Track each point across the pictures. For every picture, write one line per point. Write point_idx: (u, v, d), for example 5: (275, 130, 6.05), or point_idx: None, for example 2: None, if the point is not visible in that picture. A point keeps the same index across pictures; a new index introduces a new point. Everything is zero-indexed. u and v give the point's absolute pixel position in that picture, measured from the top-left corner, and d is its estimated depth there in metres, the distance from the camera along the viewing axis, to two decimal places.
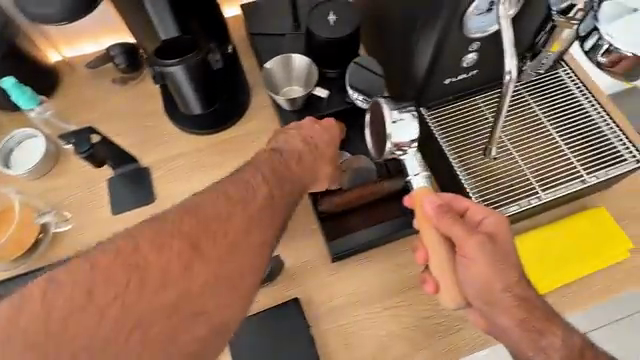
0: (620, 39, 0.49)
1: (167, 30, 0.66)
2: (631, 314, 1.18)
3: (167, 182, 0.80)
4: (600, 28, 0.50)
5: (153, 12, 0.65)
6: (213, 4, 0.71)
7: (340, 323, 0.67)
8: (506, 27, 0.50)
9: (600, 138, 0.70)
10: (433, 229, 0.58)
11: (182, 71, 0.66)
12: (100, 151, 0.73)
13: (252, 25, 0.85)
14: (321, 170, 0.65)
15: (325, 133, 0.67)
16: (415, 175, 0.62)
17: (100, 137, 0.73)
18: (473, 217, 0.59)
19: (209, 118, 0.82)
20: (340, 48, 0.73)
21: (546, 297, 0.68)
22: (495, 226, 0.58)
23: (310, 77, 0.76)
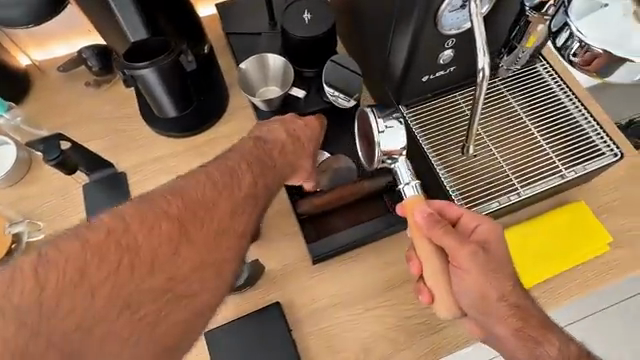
0: (591, 35, 0.48)
1: (136, 31, 0.63)
2: (614, 304, 1.20)
3: (144, 187, 0.79)
4: (571, 24, 0.49)
5: (117, 9, 0.61)
6: (183, 3, 0.69)
7: (322, 326, 0.67)
8: (478, 23, 0.49)
9: (578, 133, 0.70)
10: (426, 240, 0.58)
11: (153, 73, 0.64)
12: (71, 156, 0.71)
13: (228, 24, 0.84)
14: (302, 164, 0.64)
15: (308, 128, 0.65)
16: (407, 183, 0.60)
17: (70, 143, 0.70)
18: (466, 225, 0.59)
19: (185, 120, 0.81)
20: (316, 46, 0.72)
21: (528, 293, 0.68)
22: (487, 233, 0.58)
23: (287, 77, 0.74)
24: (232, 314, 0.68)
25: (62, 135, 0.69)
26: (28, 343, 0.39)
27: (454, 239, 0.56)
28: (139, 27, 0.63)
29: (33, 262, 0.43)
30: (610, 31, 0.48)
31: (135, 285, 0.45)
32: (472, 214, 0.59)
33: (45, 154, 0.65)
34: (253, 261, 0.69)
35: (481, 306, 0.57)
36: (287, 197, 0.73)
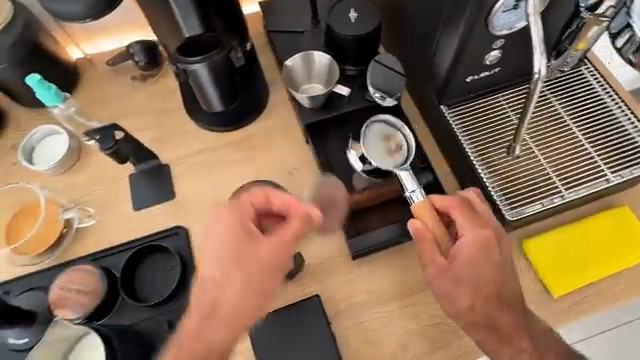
0: None
1: (192, 27, 0.65)
2: (630, 320, 1.15)
3: (186, 179, 0.81)
4: (632, 25, 0.54)
5: (177, 9, 0.64)
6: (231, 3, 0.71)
7: (361, 320, 0.68)
8: (535, 25, 0.49)
9: (624, 136, 0.70)
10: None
11: (205, 68, 0.66)
12: (123, 148, 0.72)
13: (271, 22, 0.85)
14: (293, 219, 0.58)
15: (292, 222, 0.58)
16: (413, 191, 0.66)
17: (123, 133, 0.71)
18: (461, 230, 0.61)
19: (228, 115, 0.83)
20: (361, 45, 0.73)
21: (569, 297, 0.68)
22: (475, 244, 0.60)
23: (333, 74, 0.76)
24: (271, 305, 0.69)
25: (115, 126, 0.70)
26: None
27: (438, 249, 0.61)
28: (195, 24, 0.65)
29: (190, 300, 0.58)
30: None
31: None
32: (468, 222, 0.61)
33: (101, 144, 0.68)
34: (296, 254, 0.70)
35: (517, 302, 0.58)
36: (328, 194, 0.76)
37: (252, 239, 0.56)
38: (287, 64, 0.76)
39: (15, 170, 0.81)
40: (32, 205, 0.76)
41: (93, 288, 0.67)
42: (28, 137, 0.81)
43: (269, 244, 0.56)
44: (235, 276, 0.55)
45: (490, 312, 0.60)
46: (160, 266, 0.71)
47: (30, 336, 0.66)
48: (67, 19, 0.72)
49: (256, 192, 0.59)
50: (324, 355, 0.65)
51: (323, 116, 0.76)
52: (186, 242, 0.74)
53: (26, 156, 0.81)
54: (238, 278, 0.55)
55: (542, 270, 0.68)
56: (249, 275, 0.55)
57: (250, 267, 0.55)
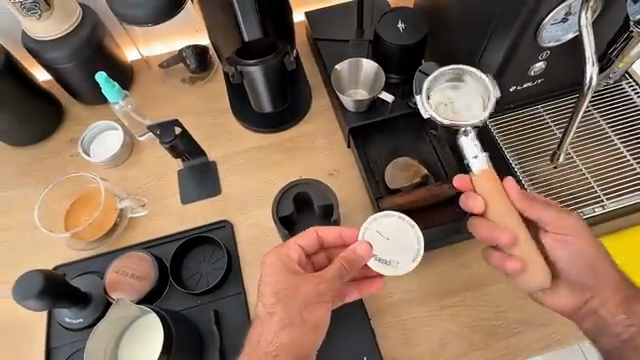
0: None
1: (250, 31, 0.67)
2: None
3: (233, 176, 0.85)
4: None
5: (240, 13, 0.66)
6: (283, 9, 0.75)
7: (400, 318, 0.69)
8: (588, 36, 0.52)
9: None
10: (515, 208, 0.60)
11: (261, 71, 0.70)
12: (178, 144, 0.77)
13: (316, 31, 0.90)
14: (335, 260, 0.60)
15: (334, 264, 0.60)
16: (475, 157, 0.61)
17: (182, 130, 0.76)
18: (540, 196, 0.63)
19: (274, 118, 0.87)
20: (407, 54, 0.76)
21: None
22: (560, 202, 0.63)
23: (377, 79, 0.80)
24: None
25: (177, 122, 0.76)
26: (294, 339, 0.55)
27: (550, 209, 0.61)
28: (255, 32, 0.67)
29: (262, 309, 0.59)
30: None
31: None
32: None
33: (160, 137, 0.74)
34: None
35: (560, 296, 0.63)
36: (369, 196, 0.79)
37: (299, 276, 0.60)
38: (334, 70, 0.81)
39: (73, 161, 0.86)
40: (90, 195, 0.81)
41: (146, 274, 0.72)
42: (87, 131, 0.86)
43: (315, 279, 0.59)
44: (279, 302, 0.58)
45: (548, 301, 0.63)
46: (210, 258, 0.75)
47: (85, 316, 0.71)
48: (131, 22, 0.77)
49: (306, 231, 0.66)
50: (363, 350, 0.67)
51: (364, 121, 0.79)
52: (232, 235, 0.78)
53: (84, 149, 0.86)
54: (282, 309, 0.57)
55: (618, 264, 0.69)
56: (294, 310, 0.57)
57: (294, 305, 0.57)
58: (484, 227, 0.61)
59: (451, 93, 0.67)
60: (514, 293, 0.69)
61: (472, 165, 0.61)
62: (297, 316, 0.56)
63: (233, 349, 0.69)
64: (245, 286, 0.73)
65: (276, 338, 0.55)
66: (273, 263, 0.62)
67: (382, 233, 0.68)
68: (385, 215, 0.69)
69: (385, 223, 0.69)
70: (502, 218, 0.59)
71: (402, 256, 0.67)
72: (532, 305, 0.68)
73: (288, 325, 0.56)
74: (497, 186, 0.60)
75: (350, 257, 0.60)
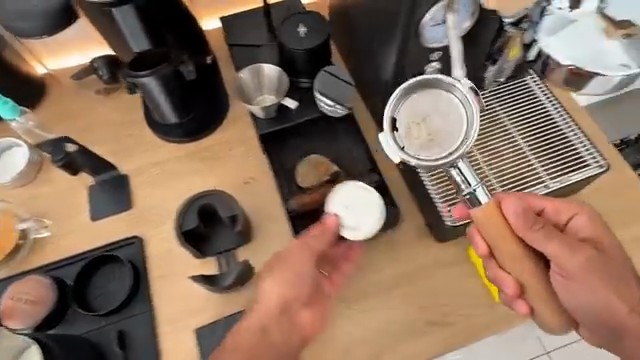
0: None
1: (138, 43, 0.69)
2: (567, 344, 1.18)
3: (146, 190, 0.82)
4: None
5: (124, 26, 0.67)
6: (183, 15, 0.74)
7: None
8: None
9: (568, 146, 0.73)
10: (515, 240, 0.58)
11: (156, 82, 0.69)
12: (75, 160, 0.75)
13: (230, 37, 0.88)
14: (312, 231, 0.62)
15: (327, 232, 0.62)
16: (476, 186, 0.58)
17: (76, 147, 0.75)
18: (560, 217, 0.63)
19: (192, 125, 0.84)
20: (313, 57, 0.76)
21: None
22: (588, 224, 0.62)
23: (281, 87, 0.79)
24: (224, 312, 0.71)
25: (69, 140, 0.75)
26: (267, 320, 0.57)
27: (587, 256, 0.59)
28: (140, 39, 0.68)
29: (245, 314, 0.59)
30: None
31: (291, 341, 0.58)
32: (569, 205, 0.63)
33: (52, 154, 0.74)
34: (244, 263, 0.70)
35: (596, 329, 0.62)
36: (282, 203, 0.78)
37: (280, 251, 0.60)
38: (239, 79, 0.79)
39: None
40: None
41: (41, 298, 0.69)
42: None
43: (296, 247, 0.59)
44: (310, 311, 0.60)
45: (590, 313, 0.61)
46: (117, 277, 0.73)
47: None
48: (24, 36, 0.73)
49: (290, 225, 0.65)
50: None
51: (274, 128, 0.78)
52: (141, 251, 0.75)
53: None
54: (272, 280, 0.58)
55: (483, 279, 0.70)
56: (285, 278, 0.58)
57: (290, 272, 0.58)
58: (493, 268, 0.62)
59: (422, 107, 0.58)
60: (421, 294, 0.70)
61: (479, 196, 0.58)
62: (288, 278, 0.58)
63: None
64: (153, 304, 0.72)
65: (266, 301, 0.58)
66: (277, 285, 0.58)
67: (348, 206, 0.70)
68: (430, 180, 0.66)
69: (351, 193, 0.70)
70: (507, 262, 0.59)
71: (366, 217, 0.69)
72: (437, 307, 0.69)
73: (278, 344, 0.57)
74: (494, 216, 0.57)
75: (326, 228, 0.63)
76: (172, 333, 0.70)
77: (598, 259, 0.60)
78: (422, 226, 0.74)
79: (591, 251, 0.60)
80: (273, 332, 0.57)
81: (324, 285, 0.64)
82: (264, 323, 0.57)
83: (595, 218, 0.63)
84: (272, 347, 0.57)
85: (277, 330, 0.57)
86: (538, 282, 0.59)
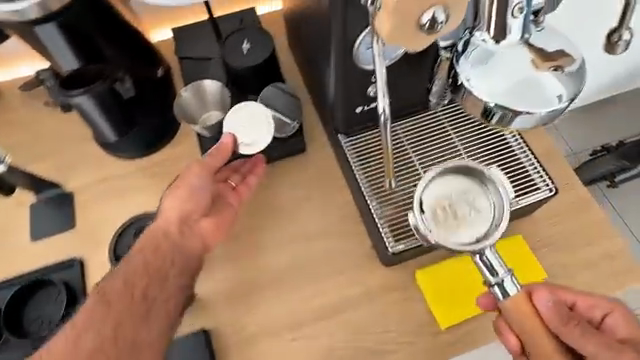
0: (506, 99, 0.48)
1: (67, 63, 0.67)
2: None
3: (91, 208, 0.79)
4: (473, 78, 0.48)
5: (49, 44, 0.64)
6: (119, 28, 0.71)
7: (249, 354, 0.68)
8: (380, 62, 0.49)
9: (519, 170, 0.71)
10: (553, 337, 0.57)
11: (90, 100, 0.66)
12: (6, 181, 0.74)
13: (181, 50, 0.85)
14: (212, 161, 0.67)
15: (223, 153, 0.68)
16: (505, 274, 0.57)
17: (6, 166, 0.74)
18: (593, 315, 0.65)
19: (142, 141, 0.80)
20: (258, 75, 0.73)
21: (455, 328, 0.69)
22: (615, 321, 0.65)
23: (224, 107, 0.75)
24: None
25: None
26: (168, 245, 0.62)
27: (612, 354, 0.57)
28: (71, 60, 0.66)
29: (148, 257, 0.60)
30: (527, 94, 0.48)
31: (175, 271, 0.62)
32: (602, 302, 0.65)
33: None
34: None
35: None
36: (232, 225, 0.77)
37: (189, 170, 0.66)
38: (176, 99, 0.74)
39: None
40: None
41: None
42: None
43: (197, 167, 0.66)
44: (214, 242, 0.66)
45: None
46: (53, 301, 0.71)
47: None
48: None
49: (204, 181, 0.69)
50: None
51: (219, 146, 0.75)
52: (81, 275, 0.73)
53: None
54: (173, 204, 0.64)
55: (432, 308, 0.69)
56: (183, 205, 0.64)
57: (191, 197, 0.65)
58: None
59: (452, 194, 0.63)
60: (364, 321, 0.69)
61: (507, 287, 0.57)
62: (189, 194, 0.65)
63: None
64: None
65: (168, 216, 0.64)
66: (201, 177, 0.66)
67: (240, 124, 0.71)
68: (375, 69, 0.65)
69: (239, 113, 0.72)
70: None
71: (260, 132, 0.72)
72: (380, 334, 0.68)
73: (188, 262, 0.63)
74: (524, 306, 0.56)
75: (225, 149, 0.68)
76: None
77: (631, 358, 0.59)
78: (370, 250, 0.73)
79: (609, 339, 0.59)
80: (169, 262, 0.61)
81: (228, 195, 0.71)
82: (159, 251, 0.61)
83: (625, 316, 0.65)
84: (180, 260, 0.63)
85: (173, 259, 0.62)
86: None
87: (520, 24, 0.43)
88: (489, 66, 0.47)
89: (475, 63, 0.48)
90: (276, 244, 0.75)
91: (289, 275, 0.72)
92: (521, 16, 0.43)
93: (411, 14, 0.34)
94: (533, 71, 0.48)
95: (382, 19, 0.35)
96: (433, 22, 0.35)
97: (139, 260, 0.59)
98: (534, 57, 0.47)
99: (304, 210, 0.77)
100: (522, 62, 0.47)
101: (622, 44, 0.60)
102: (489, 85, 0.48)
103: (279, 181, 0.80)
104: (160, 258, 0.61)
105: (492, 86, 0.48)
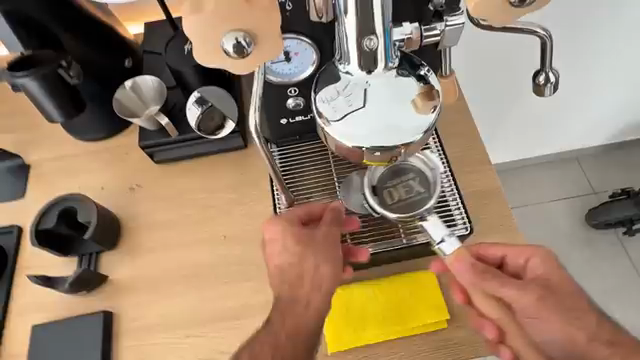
0: (372, 135, 0.45)
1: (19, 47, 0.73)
2: None
3: (43, 182, 0.85)
4: (343, 110, 0.45)
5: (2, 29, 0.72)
6: (72, 18, 0.77)
7: (142, 342, 0.70)
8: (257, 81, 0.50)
9: (440, 204, 0.69)
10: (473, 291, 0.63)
11: (34, 82, 0.71)
12: None
13: (146, 42, 0.87)
14: (147, 271, 0.75)
15: (169, 259, 0.76)
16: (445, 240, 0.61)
17: None
18: (514, 262, 0.65)
19: (102, 123, 0.85)
20: (202, 76, 0.77)
21: (344, 355, 0.67)
22: (543, 271, 0.63)
23: (162, 99, 0.77)
24: (70, 314, 0.73)
25: None
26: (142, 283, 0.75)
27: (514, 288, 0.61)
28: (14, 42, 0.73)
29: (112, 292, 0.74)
30: (398, 130, 0.45)
31: (137, 308, 0.73)
32: (521, 250, 0.64)
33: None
34: (95, 270, 0.73)
35: None
36: (163, 200, 0.81)
37: (134, 246, 0.77)
38: (116, 95, 0.76)
39: None
40: None
41: None
42: None
43: (154, 237, 0.78)
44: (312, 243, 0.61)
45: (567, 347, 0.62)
46: None
47: None
48: None
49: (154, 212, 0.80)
50: None
51: (158, 139, 0.79)
52: (16, 241, 0.78)
53: None
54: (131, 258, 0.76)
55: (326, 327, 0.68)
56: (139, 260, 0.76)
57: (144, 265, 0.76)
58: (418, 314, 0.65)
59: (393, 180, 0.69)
60: (257, 330, 0.70)
61: (444, 248, 0.61)
62: (142, 299, 0.73)
63: None
64: (10, 295, 0.75)
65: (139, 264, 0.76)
66: (277, 229, 0.61)
67: None
68: None
69: None
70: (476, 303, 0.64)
71: None
72: None
73: (323, 263, 0.60)
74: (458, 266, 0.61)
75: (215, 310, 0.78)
76: (18, 325, 0.73)
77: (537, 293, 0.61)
78: None
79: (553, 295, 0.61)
80: (134, 331, 0.71)
81: None
82: (125, 317, 0.72)
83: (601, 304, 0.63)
84: (161, 274, 0.75)
85: (142, 293, 0.74)
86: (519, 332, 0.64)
87: (383, 51, 0.44)
88: (362, 104, 0.45)
89: (343, 97, 0.45)
90: (194, 241, 0.77)
91: (199, 272, 0.75)
92: (382, 42, 0.43)
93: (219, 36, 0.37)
94: (411, 109, 0.46)
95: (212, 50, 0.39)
96: (241, 47, 0.38)
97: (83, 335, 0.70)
98: (416, 96, 0.46)
99: (228, 212, 0.79)
100: (398, 101, 0.45)
101: (549, 86, 0.56)
102: (359, 121, 0.45)
103: (212, 179, 0.81)
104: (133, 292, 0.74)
105: (358, 122, 0.45)
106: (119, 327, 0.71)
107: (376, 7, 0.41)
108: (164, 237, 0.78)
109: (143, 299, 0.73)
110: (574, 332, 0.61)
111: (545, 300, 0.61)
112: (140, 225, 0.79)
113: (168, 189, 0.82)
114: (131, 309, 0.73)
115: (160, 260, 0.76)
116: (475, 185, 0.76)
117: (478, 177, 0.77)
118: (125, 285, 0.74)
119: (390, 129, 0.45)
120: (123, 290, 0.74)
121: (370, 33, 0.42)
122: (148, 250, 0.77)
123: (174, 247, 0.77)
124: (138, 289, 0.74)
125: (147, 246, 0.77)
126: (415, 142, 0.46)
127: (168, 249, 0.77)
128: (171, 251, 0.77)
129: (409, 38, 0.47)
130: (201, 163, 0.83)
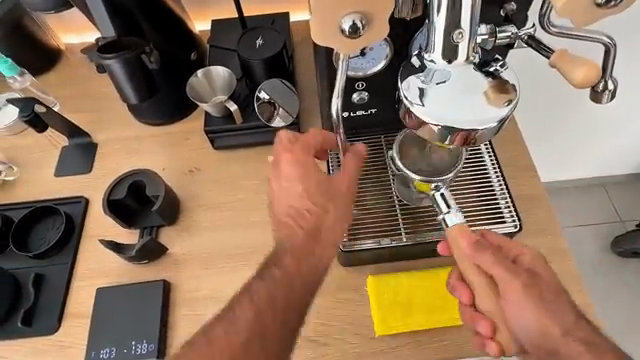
0: (448, 118, 0.49)
1: (107, 31, 0.79)
2: None
3: (105, 159, 0.90)
4: (421, 97, 0.50)
5: (94, 13, 0.77)
6: (156, 9, 0.82)
7: (197, 312, 0.74)
8: (340, 71, 0.54)
9: (490, 203, 0.73)
10: (475, 267, 0.63)
11: (119, 65, 0.77)
12: (42, 120, 0.85)
13: (214, 39, 0.94)
14: (202, 248, 0.79)
15: (224, 240, 0.80)
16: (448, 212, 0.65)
17: (46, 108, 0.85)
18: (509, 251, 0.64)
19: (168, 110, 0.90)
20: (269, 69, 0.82)
21: (390, 339, 0.70)
22: (529, 261, 0.63)
23: (230, 90, 0.84)
24: (131, 281, 0.77)
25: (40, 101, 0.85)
26: (200, 261, 0.78)
27: (506, 271, 0.61)
28: (109, 29, 0.78)
29: (171, 267, 0.78)
30: (472, 117, 0.49)
31: (193, 281, 0.77)
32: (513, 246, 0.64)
33: (22, 111, 0.84)
34: (158, 241, 0.78)
35: (549, 349, 0.60)
36: (221, 183, 0.85)
37: (193, 225, 0.81)
38: (190, 80, 0.84)
39: None
40: None
41: None
42: None
43: (211, 217, 0.82)
44: (331, 199, 0.63)
45: (538, 341, 0.60)
46: (52, 228, 0.82)
47: None
48: (31, 8, 0.84)
49: (212, 195, 0.84)
50: (147, 336, 0.72)
51: (223, 126, 0.85)
52: (83, 211, 0.84)
53: None
54: (188, 235, 0.80)
55: (375, 310, 0.71)
56: (196, 238, 0.80)
57: (198, 244, 0.80)
58: (467, 313, 0.66)
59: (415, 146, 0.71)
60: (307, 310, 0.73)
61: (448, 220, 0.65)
62: (199, 273, 0.77)
63: (41, 314, 0.76)
64: (76, 260, 0.80)
65: (197, 241, 0.80)
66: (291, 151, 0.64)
67: None
68: (384, 61, 0.66)
69: None
70: (482, 304, 0.65)
71: None
72: (317, 324, 0.72)
73: (295, 253, 0.61)
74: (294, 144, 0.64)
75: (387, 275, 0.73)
76: (81, 290, 0.77)
77: (521, 279, 0.61)
78: None
79: (540, 295, 0.61)
80: (190, 302, 0.75)
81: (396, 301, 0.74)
82: (182, 289, 0.76)
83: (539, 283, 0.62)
84: (220, 253, 0.79)
85: (200, 270, 0.78)
86: (492, 302, 0.64)
87: (465, 46, 0.49)
88: (430, 93, 0.50)
89: (419, 87, 0.50)
90: (249, 224, 0.81)
91: (253, 252, 0.79)
92: (466, 39, 0.48)
93: (334, 19, 0.42)
94: (483, 101, 0.50)
95: (322, 31, 0.43)
96: (355, 28, 0.43)
97: (145, 301, 0.74)
98: (488, 89, 0.50)
99: None
100: (473, 91, 0.50)
101: (607, 94, 0.56)
102: (436, 107, 0.50)
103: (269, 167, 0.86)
104: (189, 269, 0.78)
105: (435, 108, 0.50)
106: (176, 297, 0.76)
107: (465, 6, 0.46)
108: (218, 219, 0.82)
109: (201, 278, 0.77)
110: (548, 322, 0.60)
111: (538, 309, 0.60)
112: (199, 206, 0.83)
113: (225, 175, 0.86)
114: (189, 281, 0.77)
115: (216, 241, 0.80)
116: (522, 190, 0.79)
117: (525, 183, 0.80)
118: (183, 259, 0.79)
119: (464, 116, 0.49)
120: (180, 265, 0.78)
121: (457, 28, 0.47)
122: (207, 231, 0.81)
123: (230, 228, 0.81)
124: (196, 266, 0.78)
125: (204, 227, 0.81)
126: (486, 129, 0.50)
127: (223, 229, 0.81)
128: (227, 230, 0.81)
129: (486, 38, 0.52)
130: (259, 152, 0.87)
